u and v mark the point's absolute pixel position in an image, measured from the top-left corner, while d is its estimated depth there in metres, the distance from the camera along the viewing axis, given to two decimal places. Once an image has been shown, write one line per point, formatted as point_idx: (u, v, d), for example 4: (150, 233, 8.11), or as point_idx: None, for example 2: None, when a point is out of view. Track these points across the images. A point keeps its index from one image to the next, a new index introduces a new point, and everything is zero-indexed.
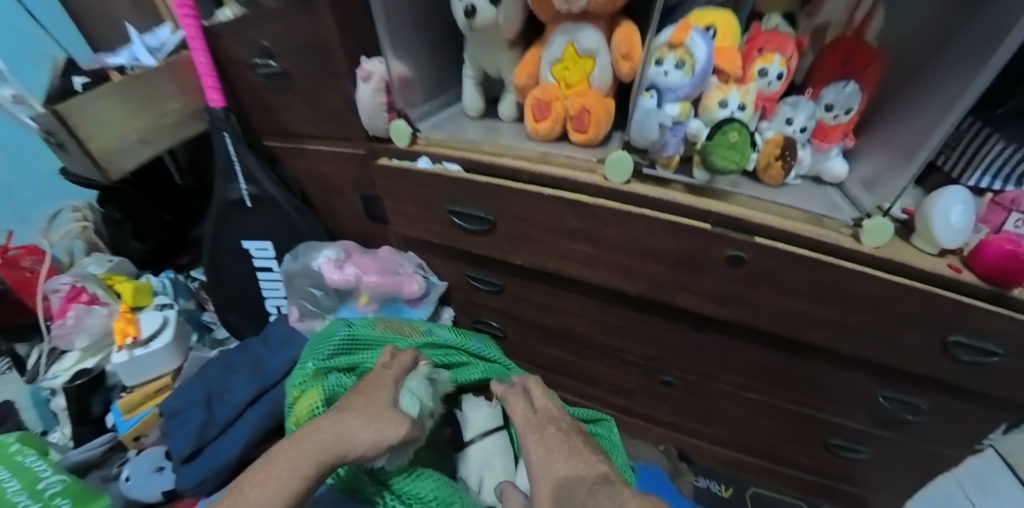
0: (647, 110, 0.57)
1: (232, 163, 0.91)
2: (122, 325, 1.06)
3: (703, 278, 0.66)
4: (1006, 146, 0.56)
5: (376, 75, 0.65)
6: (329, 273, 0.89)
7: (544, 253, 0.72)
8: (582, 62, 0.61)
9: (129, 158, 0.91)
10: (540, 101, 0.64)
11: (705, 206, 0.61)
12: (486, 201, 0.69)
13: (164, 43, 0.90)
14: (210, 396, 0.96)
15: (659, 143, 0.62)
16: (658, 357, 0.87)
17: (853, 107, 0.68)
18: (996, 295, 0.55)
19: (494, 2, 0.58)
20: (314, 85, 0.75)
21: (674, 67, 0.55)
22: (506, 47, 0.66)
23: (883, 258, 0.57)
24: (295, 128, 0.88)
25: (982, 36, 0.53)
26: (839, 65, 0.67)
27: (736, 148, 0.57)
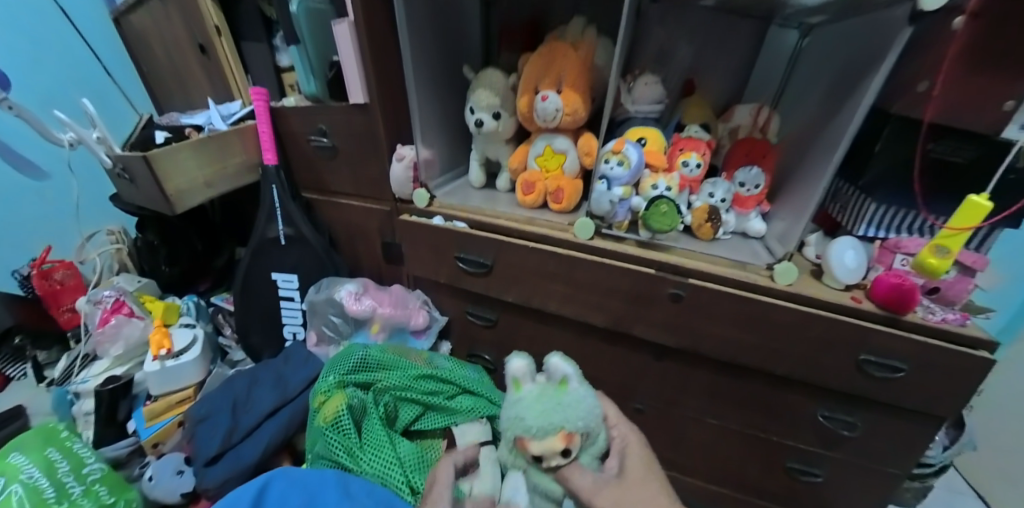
0: (600, 192, 0.80)
1: (276, 208, 1.08)
2: (158, 337, 1.06)
3: (652, 310, 0.84)
4: (877, 207, 0.73)
5: (408, 157, 0.89)
6: (350, 305, 1.01)
7: (530, 292, 0.92)
8: (557, 156, 0.86)
9: (194, 197, 1.03)
10: (528, 182, 0.88)
11: (650, 256, 0.82)
12: (487, 250, 0.90)
13: (234, 112, 1.10)
14: (236, 404, 0.99)
15: (612, 213, 0.83)
16: (627, 386, 1.00)
17: (761, 184, 0.80)
18: (891, 319, 0.70)
19: (496, 118, 0.84)
20: (358, 155, 0.96)
21: (615, 164, 0.78)
22: (503, 144, 0.92)
23: (797, 292, 0.73)
24: (333, 186, 1.08)
25: (834, 136, 0.69)
26: (746, 156, 0.82)
27: (667, 215, 0.77)
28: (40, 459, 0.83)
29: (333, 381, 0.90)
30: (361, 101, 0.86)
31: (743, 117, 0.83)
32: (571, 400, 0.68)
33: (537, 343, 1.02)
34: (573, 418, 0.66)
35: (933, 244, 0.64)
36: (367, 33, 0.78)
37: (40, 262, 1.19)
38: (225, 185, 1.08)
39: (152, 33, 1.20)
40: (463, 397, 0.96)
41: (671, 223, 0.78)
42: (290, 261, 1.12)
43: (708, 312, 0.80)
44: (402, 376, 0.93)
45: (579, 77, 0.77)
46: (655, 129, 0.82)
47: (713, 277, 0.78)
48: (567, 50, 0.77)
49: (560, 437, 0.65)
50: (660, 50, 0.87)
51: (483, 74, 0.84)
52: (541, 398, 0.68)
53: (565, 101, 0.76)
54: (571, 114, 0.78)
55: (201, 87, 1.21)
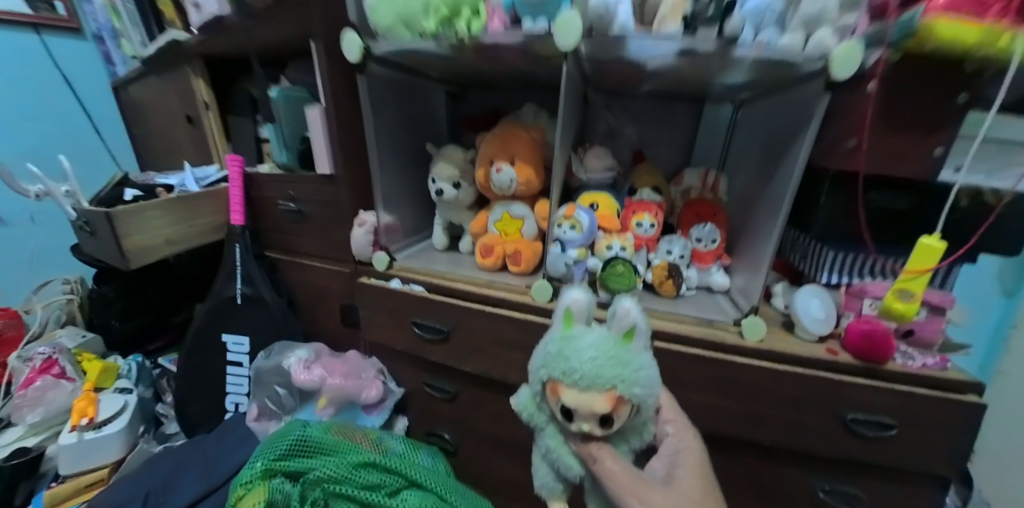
0: (554, 255, 0.79)
1: (236, 268, 1.08)
2: (82, 404, 0.97)
3: None
4: (838, 253, 0.71)
5: (370, 223, 0.88)
6: (297, 375, 0.92)
7: (489, 363, 0.80)
8: (516, 220, 0.85)
9: (154, 254, 1.03)
10: (488, 245, 0.85)
11: None
12: (445, 315, 0.81)
13: (209, 176, 1.14)
14: (149, 494, 0.86)
15: (569, 274, 0.80)
16: None
17: (717, 238, 0.81)
18: (870, 369, 0.65)
19: (456, 186, 0.86)
20: (321, 217, 0.97)
21: (568, 228, 0.77)
22: (466, 209, 0.93)
23: (766, 350, 0.69)
24: (297, 247, 1.08)
25: (775, 193, 0.71)
26: (697, 215, 0.83)
27: (624, 276, 0.74)
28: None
29: (254, 473, 0.73)
30: (329, 172, 0.88)
31: (693, 180, 0.86)
32: (634, 360, 0.51)
33: (498, 420, 0.87)
34: (630, 382, 0.50)
35: (896, 289, 0.62)
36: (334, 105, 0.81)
37: None
38: (188, 245, 1.08)
39: (149, 107, 1.32)
40: (414, 494, 0.79)
41: (630, 283, 0.75)
42: (246, 324, 1.08)
43: (683, 378, 0.73)
44: (340, 463, 0.77)
45: (532, 153, 0.80)
46: (608, 194, 0.83)
47: (678, 339, 0.73)
48: (520, 132, 0.80)
49: (609, 404, 0.49)
50: (609, 128, 0.97)
51: (443, 150, 0.87)
52: (599, 349, 0.51)
53: (519, 173, 0.78)
54: (524, 182, 0.79)
55: (191, 158, 1.28)
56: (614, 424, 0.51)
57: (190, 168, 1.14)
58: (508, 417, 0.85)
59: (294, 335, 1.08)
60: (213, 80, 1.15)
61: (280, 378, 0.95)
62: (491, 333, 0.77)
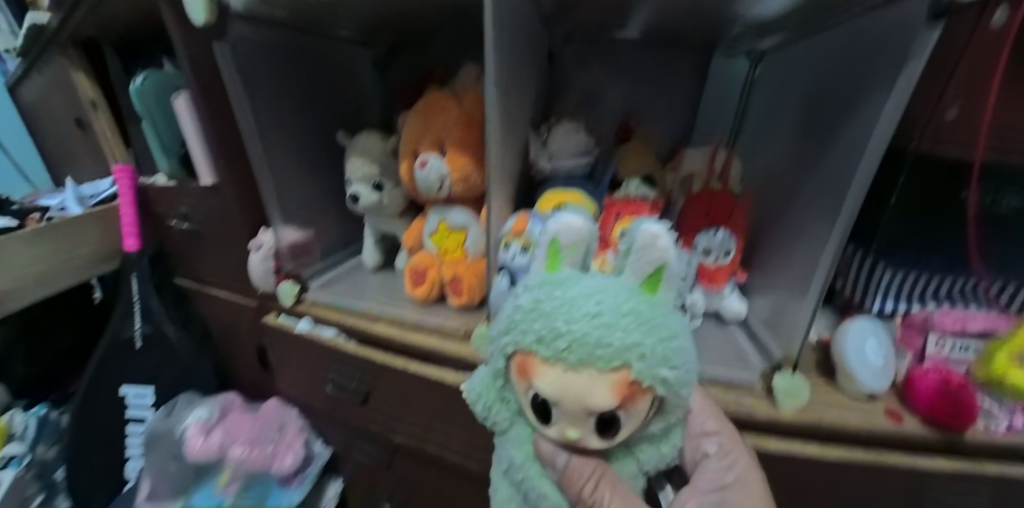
0: (499, 292, 0.49)
1: (133, 304, 0.87)
2: None
3: None
4: (898, 270, 0.49)
5: (267, 245, 0.65)
6: (193, 445, 0.73)
7: (422, 435, 0.59)
8: (454, 234, 0.62)
9: (13, 301, 0.79)
10: (416, 269, 0.62)
11: None
12: (362, 372, 0.60)
13: (98, 193, 0.94)
14: None
15: None
16: None
17: (731, 249, 0.59)
18: (950, 442, 0.45)
19: (377, 189, 0.65)
20: (217, 237, 0.76)
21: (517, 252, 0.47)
22: (396, 218, 0.71)
23: (814, 421, 0.46)
24: (202, 273, 0.86)
25: (828, 180, 0.47)
26: (707, 213, 0.59)
27: None
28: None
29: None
30: (210, 182, 0.66)
31: (696, 162, 0.64)
32: (663, 323, 0.30)
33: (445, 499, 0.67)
34: (657, 358, 0.28)
35: (1010, 351, 0.41)
36: (209, 91, 0.59)
37: None
38: (69, 281, 0.86)
39: (41, 108, 1.11)
40: None
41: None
42: (151, 370, 0.89)
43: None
44: None
45: (467, 132, 0.57)
46: (578, 190, 0.60)
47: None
48: (448, 103, 0.58)
49: (618, 399, 0.28)
50: (584, 95, 0.74)
51: (358, 138, 0.65)
52: (605, 301, 0.29)
53: (450, 165, 0.56)
54: (462, 179, 0.57)
55: (94, 169, 1.07)
56: (620, 435, 0.30)
57: (74, 187, 0.95)
58: (456, 497, 0.64)
59: (206, 381, 0.88)
60: (99, 72, 0.94)
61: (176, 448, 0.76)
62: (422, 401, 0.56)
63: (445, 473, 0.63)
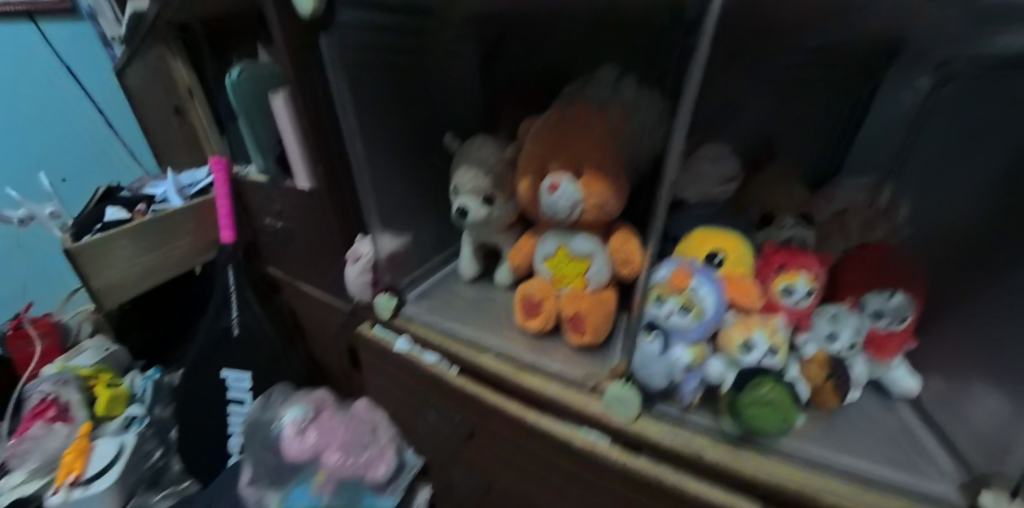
0: (649, 356, 0.45)
1: (228, 299, 0.85)
2: (70, 457, 0.78)
3: None
4: None
5: (365, 257, 0.61)
6: (288, 445, 0.70)
7: (540, 481, 0.55)
8: (575, 262, 0.54)
9: (129, 292, 0.90)
10: (530, 298, 0.56)
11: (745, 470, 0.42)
12: (477, 413, 0.55)
13: (196, 181, 0.98)
14: None
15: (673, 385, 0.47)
16: None
17: (905, 319, 0.51)
18: None
19: (488, 203, 0.56)
20: (312, 243, 0.73)
21: (677, 310, 0.44)
22: (501, 230, 0.64)
23: None
24: (294, 270, 0.83)
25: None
26: (870, 273, 0.53)
27: (776, 410, 0.41)
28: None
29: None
30: (307, 186, 0.63)
31: (851, 196, 0.58)
32: None
33: None
34: None
35: None
36: (306, 96, 0.52)
37: (18, 320, 0.93)
38: (170, 270, 0.94)
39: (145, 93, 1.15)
40: None
41: (786, 422, 0.41)
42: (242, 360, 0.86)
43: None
44: None
45: (605, 152, 0.47)
46: (734, 233, 0.50)
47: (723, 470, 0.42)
48: (589, 116, 0.48)
49: None
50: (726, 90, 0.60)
51: (472, 143, 0.58)
52: None
53: (586, 190, 0.45)
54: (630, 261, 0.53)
55: (190, 153, 1.09)
56: None
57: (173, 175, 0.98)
58: None
59: None
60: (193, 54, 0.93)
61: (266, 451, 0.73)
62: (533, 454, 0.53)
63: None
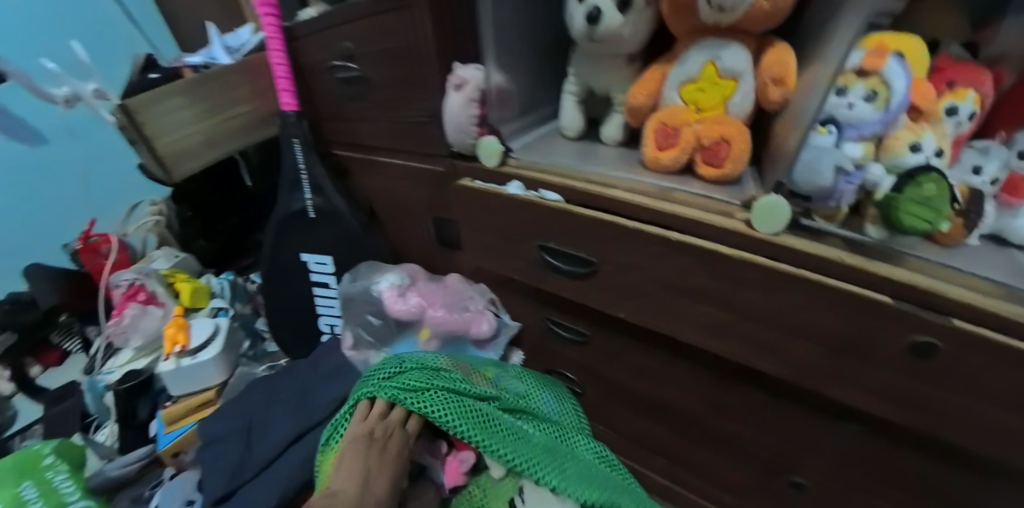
0: (822, 148, 0.50)
1: (300, 175, 0.81)
2: (171, 331, 0.81)
3: (876, 369, 0.47)
4: None
5: (471, 83, 0.62)
6: (391, 304, 0.75)
7: (654, 311, 0.60)
8: (722, 84, 0.58)
9: (193, 162, 0.85)
10: (668, 126, 0.61)
11: (879, 271, 0.44)
12: (598, 244, 0.60)
13: (243, 44, 0.90)
14: (251, 425, 0.72)
15: (829, 189, 0.52)
16: (783, 454, 0.61)
17: None
18: None
19: (624, 12, 0.57)
20: (397, 93, 0.70)
21: (864, 98, 0.48)
22: (624, 63, 0.66)
23: None
24: (368, 138, 0.81)
25: None
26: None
27: (933, 204, 0.45)
28: (9, 495, 0.60)
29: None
30: None
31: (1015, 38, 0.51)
32: None
33: (650, 380, 0.68)
34: None
35: None
36: None
37: (85, 235, 0.94)
38: (228, 144, 0.89)
39: None
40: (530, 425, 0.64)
41: (936, 217, 0.46)
42: (320, 241, 0.84)
43: (841, 323, 0.47)
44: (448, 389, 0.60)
45: None
46: (916, 37, 0.50)
47: (853, 266, 0.46)
48: None
49: None
50: None
51: None
52: None
53: None
54: (781, 81, 0.55)
55: (231, 19, 1.03)
56: None
57: (217, 36, 0.91)
58: (665, 380, 0.66)
59: (378, 253, 0.84)
60: None
61: (369, 306, 0.79)
62: (667, 266, 0.56)
63: (666, 357, 0.63)
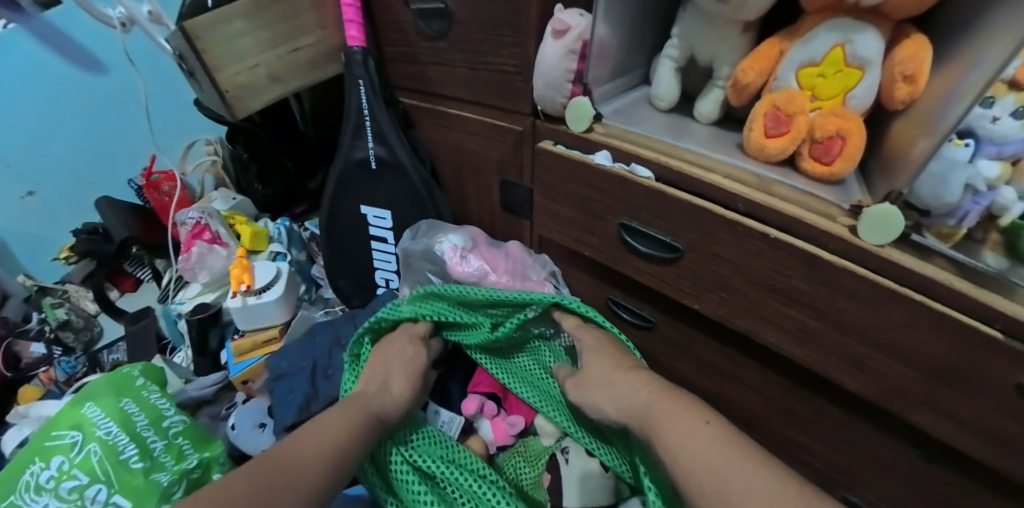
0: (953, 162, 0.46)
1: (364, 119, 0.78)
2: (235, 271, 0.84)
3: (976, 407, 0.46)
4: None
5: (575, 31, 0.57)
6: (454, 265, 0.78)
7: (736, 308, 0.60)
8: (845, 72, 0.53)
9: (257, 97, 0.82)
10: (780, 111, 0.55)
11: (1003, 307, 0.41)
12: (688, 232, 0.59)
13: None
14: (318, 365, 0.75)
15: (949, 208, 0.48)
16: (840, 462, 0.63)
17: None
18: None
19: None
20: (484, 39, 0.65)
21: (1010, 114, 0.44)
22: (738, 31, 0.59)
23: None
24: (441, 88, 0.77)
25: None
26: None
27: None
28: (113, 410, 0.63)
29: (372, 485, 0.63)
30: None
31: None
32: None
33: (713, 371, 0.70)
34: None
35: None
36: None
37: (146, 172, 0.96)
38: (294, 79, 0.85)
39: None
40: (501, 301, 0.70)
41: None
42: (382, 193, 0.83)
43: (946, 354, 0.45)
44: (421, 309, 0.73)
45: None
46: None
47: (961, 291, 0.43)
48: None
49: None
50: None
51: None
52: None
53: None
54: (912, 79, 0.50)
55: None
56: None
57: None
58: (732, 376, 0.68)
59: (442, 210, 0.83)
60: None
61: (431, 267, 0.81)
62: (761, 267, 0.55)
63: (737, 354, 0.65)
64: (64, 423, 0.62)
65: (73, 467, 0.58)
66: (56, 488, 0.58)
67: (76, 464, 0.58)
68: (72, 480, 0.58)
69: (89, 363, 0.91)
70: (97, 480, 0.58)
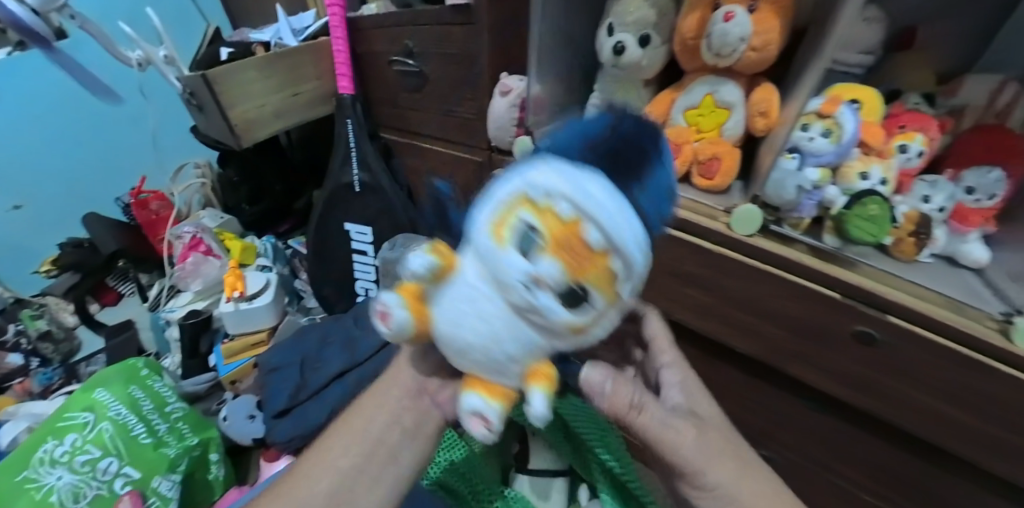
0: (787, 171, 0.62)
1: (351, 151, 0.93)
2: (230, 278, 0.92)
3: (829, 354, 0.60)
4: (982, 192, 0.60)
5: (516, 91, 0.74)
6: None
7: (655, 292, 0.74)
8: (717, 112, 0.71)
9: (260, 130, 0.96)
10: (674, 141, 0.73)
11: (832, 274, 0.56)
12: None
13: (308, 28, 1.01)
14: (305, 360, 0.85)
15: (794, 203, 0.64)
16: (752, 424, 0.75)
17: (999, 194, 0.59)
18: (910, 313, 0.52)
19: (643, 45, 0.69)
20: (449, 87, 0.82)
21: (819, 135, 0.61)
22: (641, 85, 0.78)
23: (976, 337, 0.48)
24: (417, 126, 0.93)
25: None
26: (985, 153, 0.60)
27: (877, 221, 0.58)
28: (124, 396, 0.72)
29: None
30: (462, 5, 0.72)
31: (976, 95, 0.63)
32: None
33: None
34: None
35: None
36: None
37: (137, 190, 1.05)
38: (294, 116, 1.00)
39: None
40: None
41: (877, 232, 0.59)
42: (363, 213, 0.96)
43: (801, 314, 0.60)
44: None
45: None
46: (873, 90, 0.63)
47: (807, 265, 0.58)
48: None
49: None
50: None
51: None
52: None
53: (758, 27, 0.60)
54: (766, 114, 0.67)
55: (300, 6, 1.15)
56: None
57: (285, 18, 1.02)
58: None
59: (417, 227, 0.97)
60: None
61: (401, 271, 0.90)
62: (665, 257, 0.70)
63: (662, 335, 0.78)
64: (77, 405, 0.70)
65: (86, 442, 0.67)
66: (69, 461, 0.65)
67: (90, 440, 0.67)
68: (86, 454, 0.66)
69: (66, 374, 0.96)
70: (109, 453, 0.68)
